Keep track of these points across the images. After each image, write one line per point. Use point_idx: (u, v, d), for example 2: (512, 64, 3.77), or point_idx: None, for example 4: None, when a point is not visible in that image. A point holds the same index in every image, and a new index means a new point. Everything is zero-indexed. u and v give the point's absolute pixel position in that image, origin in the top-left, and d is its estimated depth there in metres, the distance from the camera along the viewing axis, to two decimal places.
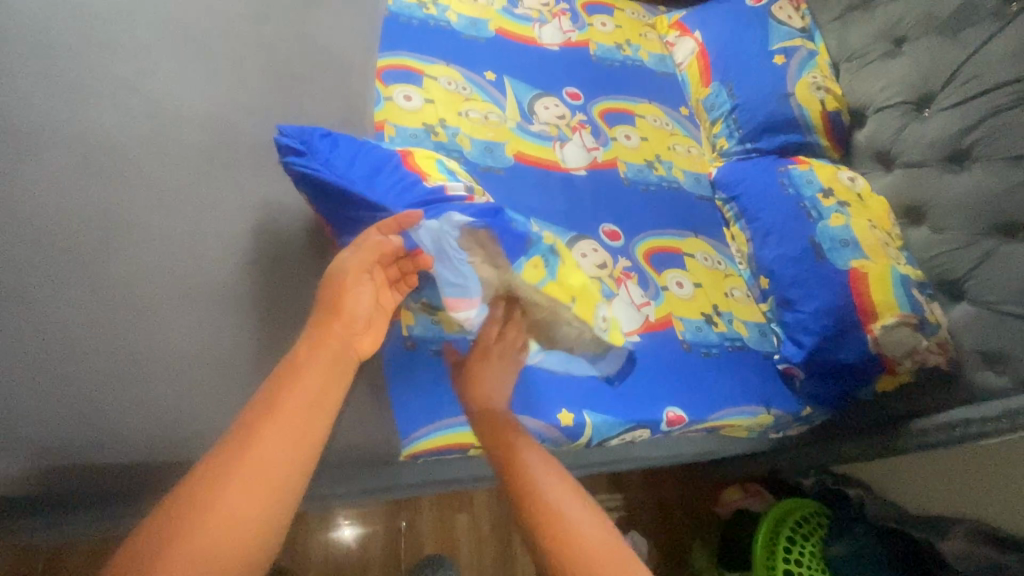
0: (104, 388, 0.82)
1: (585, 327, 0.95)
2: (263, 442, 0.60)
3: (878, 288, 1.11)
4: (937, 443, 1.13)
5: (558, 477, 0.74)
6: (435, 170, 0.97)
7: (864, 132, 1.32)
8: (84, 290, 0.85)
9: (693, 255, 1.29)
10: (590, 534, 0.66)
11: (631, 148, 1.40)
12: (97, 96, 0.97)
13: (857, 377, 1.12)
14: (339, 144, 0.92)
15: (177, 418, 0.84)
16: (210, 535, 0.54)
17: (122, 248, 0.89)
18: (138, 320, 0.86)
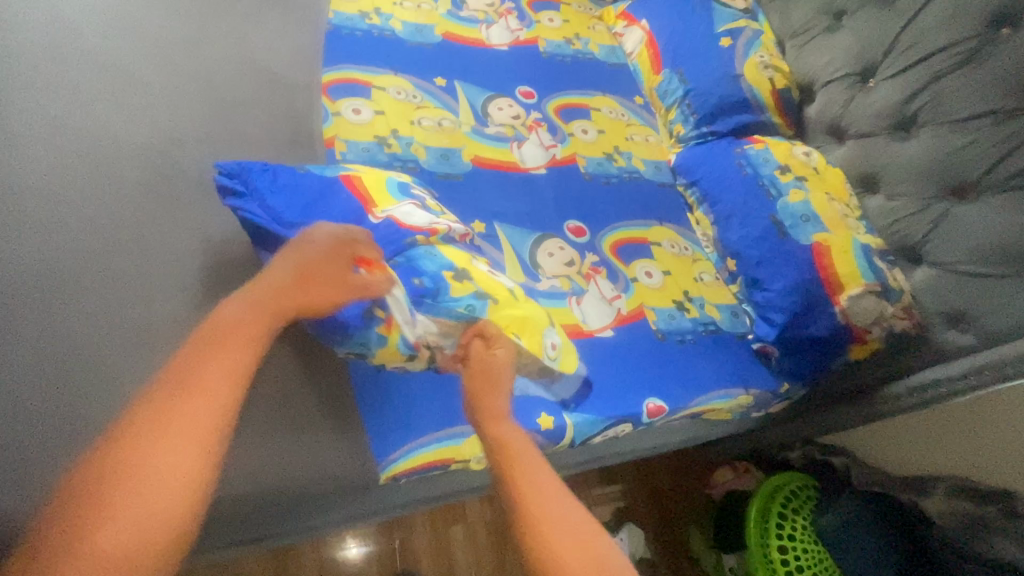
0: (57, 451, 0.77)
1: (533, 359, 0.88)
2: (202, 389, 0.59)
3: (841, 260, 1.12)
4: (911, 406, 1.15)
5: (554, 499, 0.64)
6: (386, 187, 0.96)
7: (814, 106, 1.34)
8: (21, 346, 0.80)
9: (660, 244, 1.29)
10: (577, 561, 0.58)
11: (589, 142, 1.40)
12: (19, 137, 0.91)
13: (828, 349, 1.14)
14: (286, 181, 0.89)
15: None
16: (147, 488, 0.54)
17: (63, 297, 0.84)
18: (84, 372, 0.81)
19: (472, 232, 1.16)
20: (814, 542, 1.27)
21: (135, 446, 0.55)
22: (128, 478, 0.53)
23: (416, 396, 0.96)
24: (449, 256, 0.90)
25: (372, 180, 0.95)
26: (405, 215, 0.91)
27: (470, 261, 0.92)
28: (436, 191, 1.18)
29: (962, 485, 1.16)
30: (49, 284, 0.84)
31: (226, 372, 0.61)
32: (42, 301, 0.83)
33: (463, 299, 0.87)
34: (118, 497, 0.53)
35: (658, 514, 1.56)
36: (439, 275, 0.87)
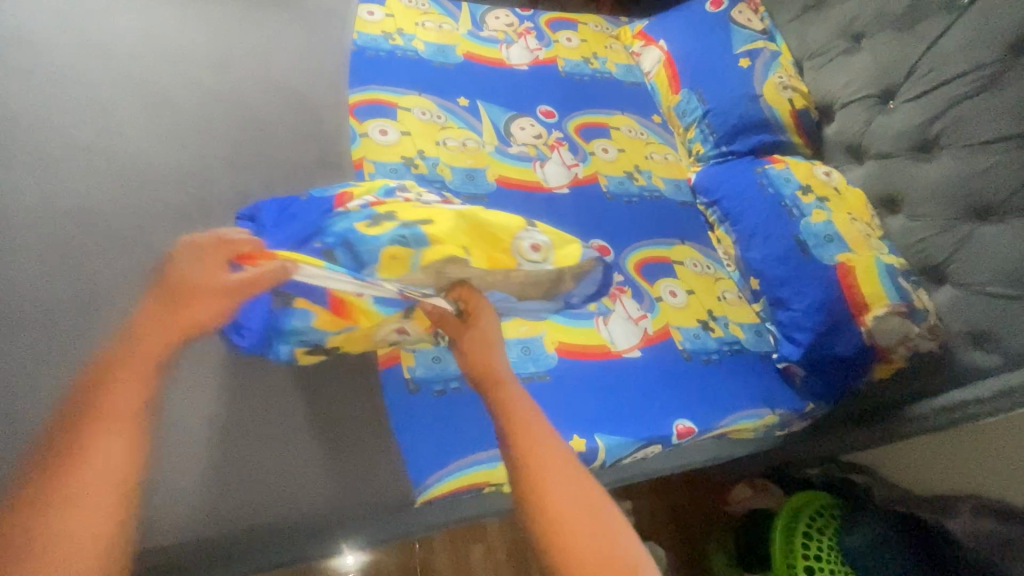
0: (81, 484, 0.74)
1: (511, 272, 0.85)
2: (105, 447, 0.72)
3: (865, 280, 1.13)
4: (936, 427, 1.15)
5: (565, 485, 0.82)
6: (373, 182, 0.90)
7: (833, 126, 1.35)
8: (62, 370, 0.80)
9: (683, 262, 1.30)
10: (589, 546, 0.78)
11: (609, 161, 1.41)
12: (62, 165, 0.93)
13: (853, 369, 1.14)
14: (279, 207, 0.91)
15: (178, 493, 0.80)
16: (83, 534, 0.68)
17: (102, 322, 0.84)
18: None
19: None
20: (840, 563, 1.26)
21: (77, 495, 0.69)
22: (70, 521, 0.68)
23: (449, 419, 0.96)
24: (388, 210, 0.82)
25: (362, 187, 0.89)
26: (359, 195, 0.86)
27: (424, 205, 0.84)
28: None
29: (983, 502, 1.17)
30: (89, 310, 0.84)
31: (119, 413, 0.74)
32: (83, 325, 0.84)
33: (384, 236, 0.79)
34: (34, 536, 0.66)
35: (677, 531, 1.55)
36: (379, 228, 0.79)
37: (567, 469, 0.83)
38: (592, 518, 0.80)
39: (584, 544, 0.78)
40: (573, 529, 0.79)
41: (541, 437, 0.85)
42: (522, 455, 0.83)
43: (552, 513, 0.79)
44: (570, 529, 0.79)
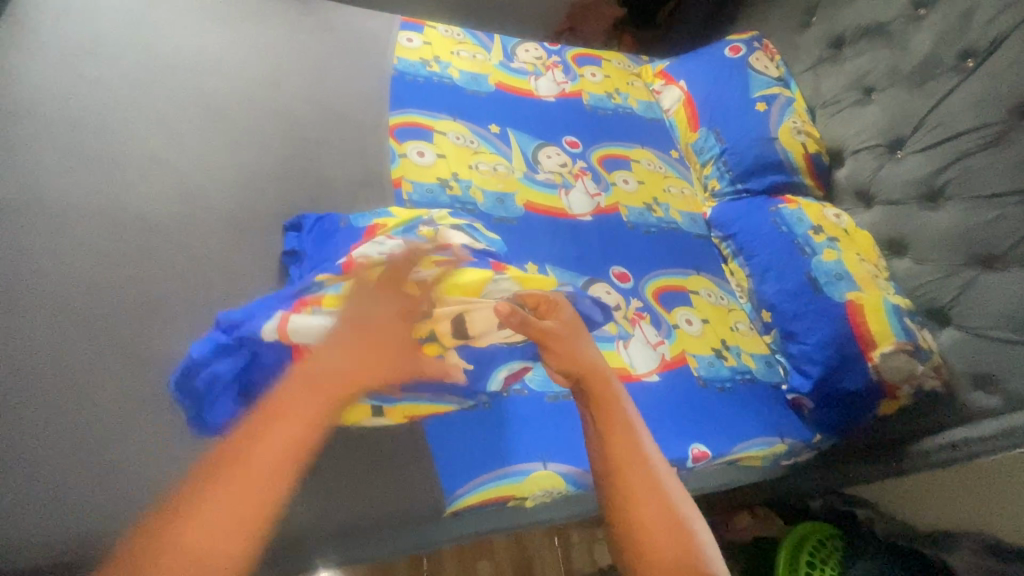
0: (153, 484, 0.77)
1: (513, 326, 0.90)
2: (251, 461, 0.71)
3: (874, 319, 1.18)
4: (939, 462, 1.19)
5: (643, 475, 0.84)
6: (393, 225, 0.97)
7: (844, 171, 1.43)
8: (117, 365, 0.83)
9: (698, 292, 1.35)
10: (658, 534, 0.80)
11: (630, 192, 1.47)
12: (128, 176, 0.99)
13: (860, 403, 1.19)
14: (325, 225, 1.00)
15: None
16: (206, 549, 0.67)
17: (158, 324, 0.88)
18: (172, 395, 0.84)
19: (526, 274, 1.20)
20: None
21: (203, 506, 0.69)
22: (188, 536, 0.68)
23: (477, 432, 0.99)
24: (357, 286, 0.85)
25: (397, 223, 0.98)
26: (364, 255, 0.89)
27: (397, 266, 0.88)
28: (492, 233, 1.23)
29: (985, 539, 1.21)
30: (146, 313, 0.88)
31: (271, 448, 0.72)
32: (139, 324, 0.87)
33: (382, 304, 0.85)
34: (168, 550, 0.67)
35: None
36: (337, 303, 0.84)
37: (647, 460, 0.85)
38: (665, 511, 0.82)
39: (653, 530, 0.80)
40: (646, 512, 0.81)
41: (625, 425, 0.87)
42: (603, 432, 0.86)
43: (627, 494, 0.82)
44: (642, 511, 0.81)
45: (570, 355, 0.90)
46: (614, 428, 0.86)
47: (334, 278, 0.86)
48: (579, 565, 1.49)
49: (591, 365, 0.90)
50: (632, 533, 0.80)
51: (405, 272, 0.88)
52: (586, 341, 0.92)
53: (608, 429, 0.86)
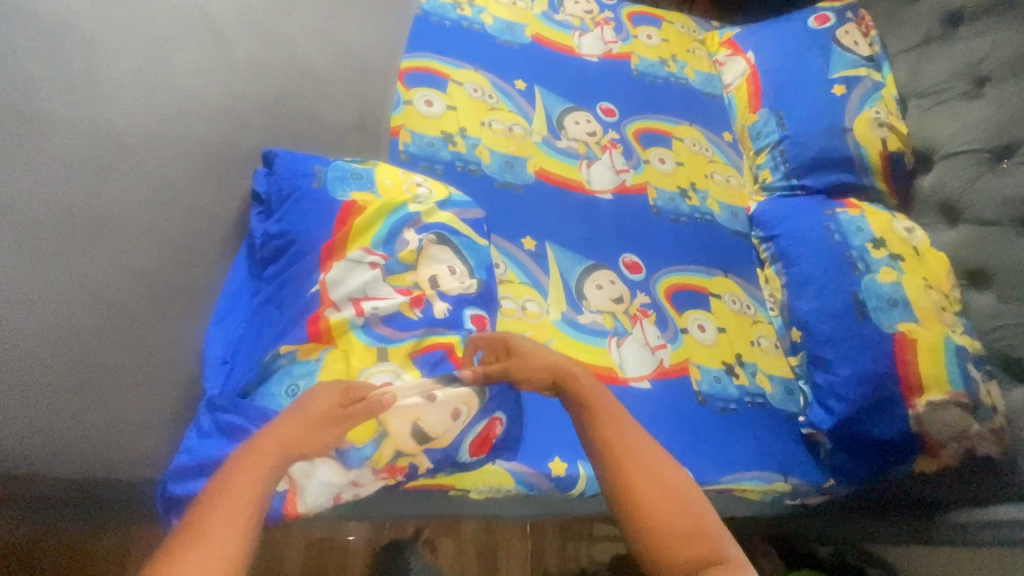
0: (92, 418, 0.74)
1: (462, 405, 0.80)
2: (215, 523, 0.59)
3: (927, 359, 0.99)
4: (977, 541, 1.01)
5: (638, 452, 0.71)
6: (372, 233, 0.88)
7: (929, 178, 1.18)
8: (40, 279, 0.75)
9: (720, 296, 1.19)
10: (670, 522, 0.66)
11: (664, 172, 1.30)
12: (106, 80, 0.88)
13: (891, 454, 1.01)
14: (294, 169, 0.92)
15: (130, 430, 0.76)
16: None
17: (108, 249, 0.80)
18: (96, 324, 0.76)
19: (521, 248, 1.09)
20: None
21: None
22: None
23: None
24: (326, 376, 0.78)
25: (378, 209, 0.89)
26: (336, 308, 0.82)
27: (367, 363, 0.79)
28: (492, 198, 1.12)
29: None
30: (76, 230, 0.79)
31: (236, 494, 0.62)
32: (65, 238, 0.78)
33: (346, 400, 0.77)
34: None
35: None
36: (298, 386, 0.78)
37: (643, 438, 0.73)
38: (670, 490, 0.68)
39: (666, 518, 0.66)
40: (649, 500, 0.68)
41: (605, 408, 0.75)
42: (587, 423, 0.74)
43: (623, 485, 0.69)
44: (647, 503, 0.67)
45: (532, 360, 0.80)
46: (593, 415, 0.75)
47: (306, 348, 0.80)
48: (547, 563, 1.41)
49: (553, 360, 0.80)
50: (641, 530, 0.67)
51: (372, 371, 0.79)
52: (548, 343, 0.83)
53: (589, 418, 0.75)
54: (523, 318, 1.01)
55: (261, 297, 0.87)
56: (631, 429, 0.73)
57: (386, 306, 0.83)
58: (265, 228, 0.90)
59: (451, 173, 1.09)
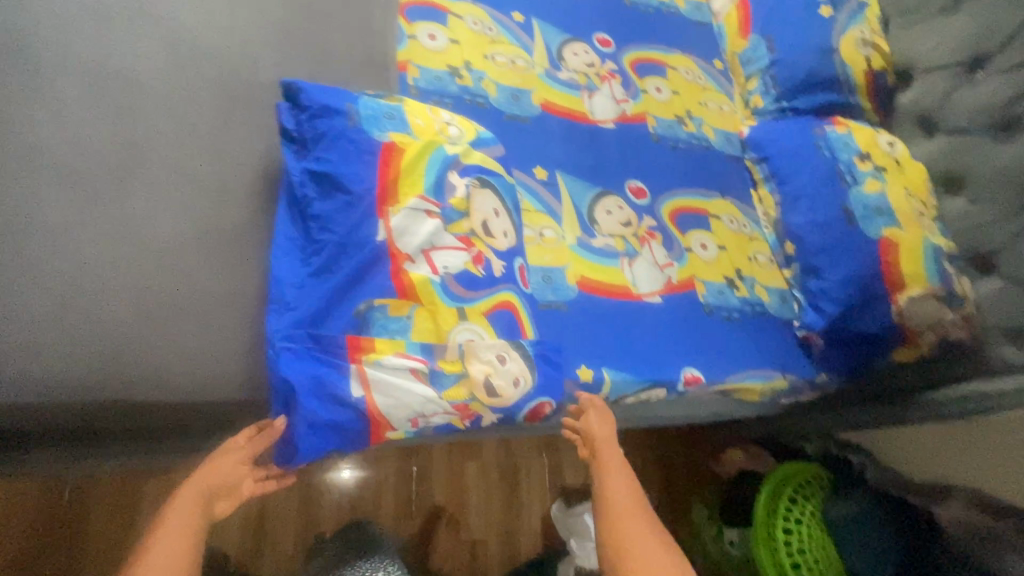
0: (158, 348, 0.80)
1: (526, 375, 0.80)
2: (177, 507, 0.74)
3: (908, 259, 1.10)
4: (948, 416, 1.14)
5: (636, 506, 0.84)
6: (420, 182, 0.80)
7: (908, 94, 1.26)
8: (102, 224, 0.81)
9: (719, 217, 1.26)
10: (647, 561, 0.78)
11: (661, 101, 1.34)
12: (125, 32, 0.91)
13: (874, 346, 1.13)
14: (325, 105, 0.83)
15: (189, 359, 0.82)
16: None
17: (150, 195, 0.85)
18: (151, 262, 0.82)
19: (534, 178, 1.13)
20: (820, 529, 1.27)
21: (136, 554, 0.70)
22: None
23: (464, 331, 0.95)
24: (418, 336, 0.76)
25: (418, 152, 0.81)
26: (411, 261, 0.78)
27: (450, 322, 0.77)
28: (501, 131, 1.14)
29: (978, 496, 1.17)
30: (121, 176, 0.84)
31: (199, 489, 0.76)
32: (115, 185, 0.84)
33: (428, 356, 0.76)
34: None
35: (663, 479, 1.58)
36: (393, 343, 0.75)
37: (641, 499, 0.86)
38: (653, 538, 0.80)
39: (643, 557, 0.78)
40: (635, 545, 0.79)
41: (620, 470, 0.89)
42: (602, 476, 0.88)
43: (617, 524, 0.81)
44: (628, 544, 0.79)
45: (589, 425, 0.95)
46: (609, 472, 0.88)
47: (396, 304, 0.76)
48: (564, 477, 1.54)
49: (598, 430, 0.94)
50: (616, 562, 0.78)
51: (456, 333, 0.77)
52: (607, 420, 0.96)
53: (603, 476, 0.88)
54: (542, 244, 1.06)
55: (317, 248, 0.77)
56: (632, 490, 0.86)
57: (455, 262, 0.79)
58: (303, 169, 0.80)
59: (461, 107, 1.11)
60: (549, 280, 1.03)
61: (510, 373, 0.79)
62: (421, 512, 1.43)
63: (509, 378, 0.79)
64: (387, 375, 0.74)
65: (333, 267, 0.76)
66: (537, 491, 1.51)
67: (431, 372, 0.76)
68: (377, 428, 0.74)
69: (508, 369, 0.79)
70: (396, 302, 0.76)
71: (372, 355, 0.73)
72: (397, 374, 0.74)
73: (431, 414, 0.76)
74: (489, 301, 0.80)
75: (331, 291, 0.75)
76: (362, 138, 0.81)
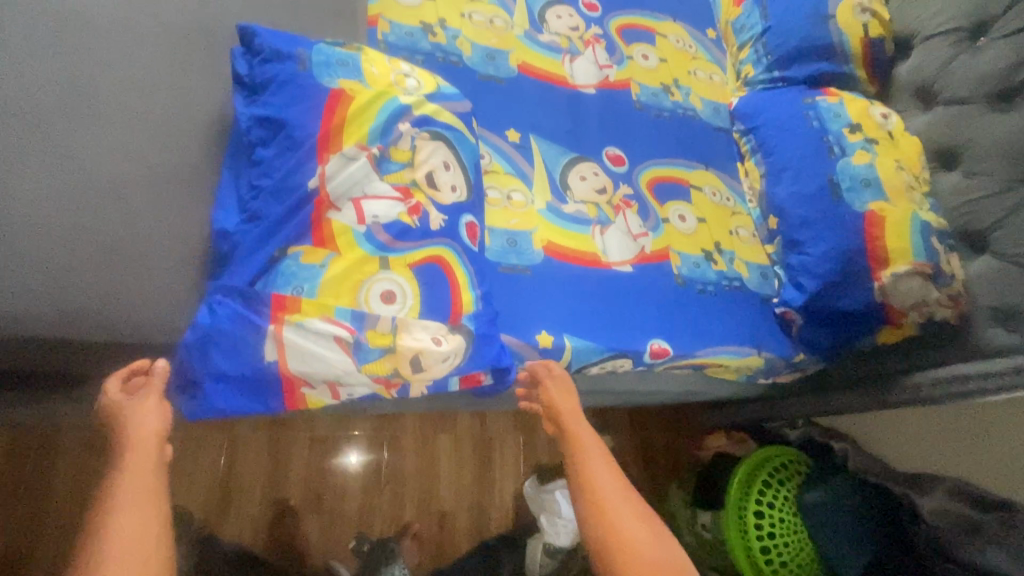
0: (96, 291, 0.76)
1: (459, 354, 0.73)
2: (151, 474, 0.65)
3: (894, 234, 1.04)
4: (930, 400, 1.09)
5: (617, 482, 0.81)
6: (365, 128, 0.77)
7: (907, 63, 1.19)
8: (40, 159, 0.78)
9: (701, 189, 1.22)
10: (639, 538, 0.76)
11: (647, 69, 1.29)
12: None
13: (855, 325, 1.08)
14: (277, 49, 0.81)
15: (118, 307, 0.77)
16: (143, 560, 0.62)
17: (96, 135, 0.81)
18: (87, 202, 0.78)
19: (505, 140, 1.09)
20: (793, 514, 1.22)
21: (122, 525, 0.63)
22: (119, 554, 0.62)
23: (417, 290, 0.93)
24: (326, 289, 0.70)
25: (368, 99, 0.79)
26: (336, 209, 0.73)
27: (368, 270, 0.72)
28: (473, 92, 1.11)
29: (967, 488, 1.11)
30: (63, 113, 0.81)
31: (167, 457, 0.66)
32: (57, 120, 0.80)
33: (339, 309, 0.70)
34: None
35: (642, 463, 1.55)
36: (299, 291, 0.69)
37: (619, 476, 0.82)
38: (639, 515, 0.78)
39: (635, 535, 0.76)
40: (620, 522, 0.77)
41: (595, 449, 0.84)
42: (575, 458, 0.83)
43: (601, 502, 0.78)
44: (619, 524, 0.77)
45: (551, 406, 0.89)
46: (587, 453, 0.84)
47: (309, 251, 0.71)
48: (538, 455, 1.51)
49: (564, 412, 0.88)
50: (607, 548, 0.75)
51: (373, 282, 0.72)
52: (571, 401, 0.90)
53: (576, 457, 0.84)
54: (508, 207, 1.03)
55: (257, 191, 0.75)
56: (607, 470, 0.82)
57: (385, 212, 0.75)
58: (251, 116, 0.79)
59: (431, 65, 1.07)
60: (516, 244, 1.01)
61: (442, 352, 0.72)
62: (391, 483, 1.41)
63: (445, 356, 0.73)
64: (307, 339, 0.69)
65: (265, 213, 0.73)
66: (510, 468, 1.49)
67: (354, 336, 0.70)
68: (289, 393, 0.70)
69: (439, 347, 0.72)
70: (306, 249, 0.71)
71: (295, 316, 0.69)
72: (316, 339, 0.69)
73: (350, 384, 0.71)
74: (414, 256, 0.74)
75: (259, 237, 0.72)
76: (309, 84, 0.79)
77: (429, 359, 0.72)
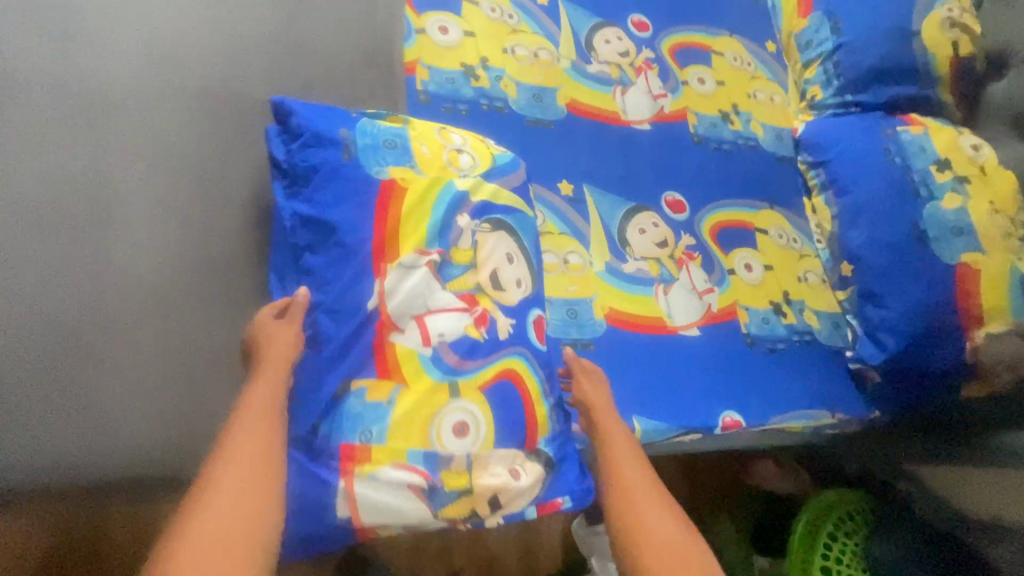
0: (142, 412, 0.69)
1: (537, 483, 0.68)
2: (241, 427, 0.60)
3: (990, 290, 0.97)
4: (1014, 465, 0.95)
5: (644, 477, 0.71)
6: (423, 227, 0.70)
7: (1003, 84, 1.08)
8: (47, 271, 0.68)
9: (766, 232, 1.12)
10: (661, 531, 0.65)
11: (704, 94, 1.18)
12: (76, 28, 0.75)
13: (940, 385, 1.01)
14: (317, 133, 0.73)
15: (157, 434, 0.69)
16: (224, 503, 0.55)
17: (114, 232, 0.71)
18: (108, 317, 0.69)
19: (559, 194, 1.00)
20: (859, 569, 1.19)
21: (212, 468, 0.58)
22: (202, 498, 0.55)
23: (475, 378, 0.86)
24: (395, 429, 0.64)
25: (423, 190, 0.72)
26: (399, 330, 0.66)
27: (439, 401, 0.65)
28: (520, 140, 1.01)
29: None
30: (77, 208, 0.70)
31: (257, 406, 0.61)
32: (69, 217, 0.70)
33: (410, 450, 0.63)
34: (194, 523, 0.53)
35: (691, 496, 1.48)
36: (367, 437, 0.63)
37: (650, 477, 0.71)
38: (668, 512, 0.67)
39: (660, 535, 0.65)
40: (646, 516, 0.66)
41: (626, 445, 0.75)
42: (605, 450, 0.74)
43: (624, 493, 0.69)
44: (644, 522, 0.66)
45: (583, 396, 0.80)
46: (617, 445, 0.74)
47: (374, 386, 0.65)
48: None
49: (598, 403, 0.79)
50: (630, 545, 0.65)
51: (444, 414, 0.65)
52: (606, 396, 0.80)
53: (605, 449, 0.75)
54: (567, 272, 0.95)
55: (305, 306, 0.68)
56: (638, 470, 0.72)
57: (452, 327, 0.68)
58: (295, 213, 0.72)
59: (475, 115, 0.99)
60: (576, 317, 0.93)
61: (523, 486, 0.67)
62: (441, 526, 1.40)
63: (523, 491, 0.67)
64: (381, 492, 0.62)
65: (324, 335, 0.67)
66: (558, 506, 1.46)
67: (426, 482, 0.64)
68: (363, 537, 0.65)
69: (519, 483, 0.66)
70: (372, 382, 0.65)
71: (366, 467, 0.63)
72: (389, 490, 0.63)
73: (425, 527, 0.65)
74: (485, 375, 0.67)
75: (321, 363, 0.66)
76: (359, 176, 0.71)
77: (508, 497, 0.66)
